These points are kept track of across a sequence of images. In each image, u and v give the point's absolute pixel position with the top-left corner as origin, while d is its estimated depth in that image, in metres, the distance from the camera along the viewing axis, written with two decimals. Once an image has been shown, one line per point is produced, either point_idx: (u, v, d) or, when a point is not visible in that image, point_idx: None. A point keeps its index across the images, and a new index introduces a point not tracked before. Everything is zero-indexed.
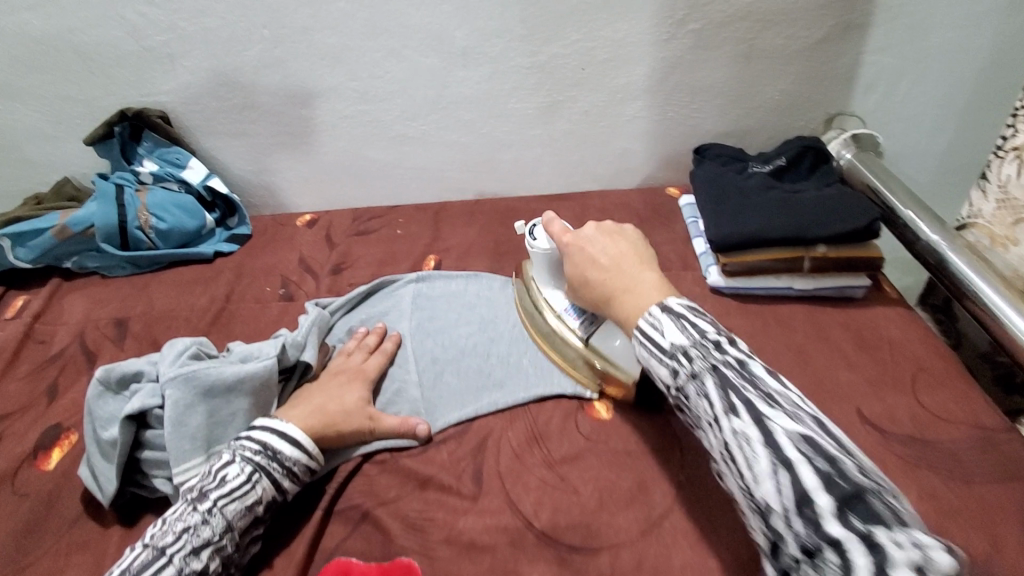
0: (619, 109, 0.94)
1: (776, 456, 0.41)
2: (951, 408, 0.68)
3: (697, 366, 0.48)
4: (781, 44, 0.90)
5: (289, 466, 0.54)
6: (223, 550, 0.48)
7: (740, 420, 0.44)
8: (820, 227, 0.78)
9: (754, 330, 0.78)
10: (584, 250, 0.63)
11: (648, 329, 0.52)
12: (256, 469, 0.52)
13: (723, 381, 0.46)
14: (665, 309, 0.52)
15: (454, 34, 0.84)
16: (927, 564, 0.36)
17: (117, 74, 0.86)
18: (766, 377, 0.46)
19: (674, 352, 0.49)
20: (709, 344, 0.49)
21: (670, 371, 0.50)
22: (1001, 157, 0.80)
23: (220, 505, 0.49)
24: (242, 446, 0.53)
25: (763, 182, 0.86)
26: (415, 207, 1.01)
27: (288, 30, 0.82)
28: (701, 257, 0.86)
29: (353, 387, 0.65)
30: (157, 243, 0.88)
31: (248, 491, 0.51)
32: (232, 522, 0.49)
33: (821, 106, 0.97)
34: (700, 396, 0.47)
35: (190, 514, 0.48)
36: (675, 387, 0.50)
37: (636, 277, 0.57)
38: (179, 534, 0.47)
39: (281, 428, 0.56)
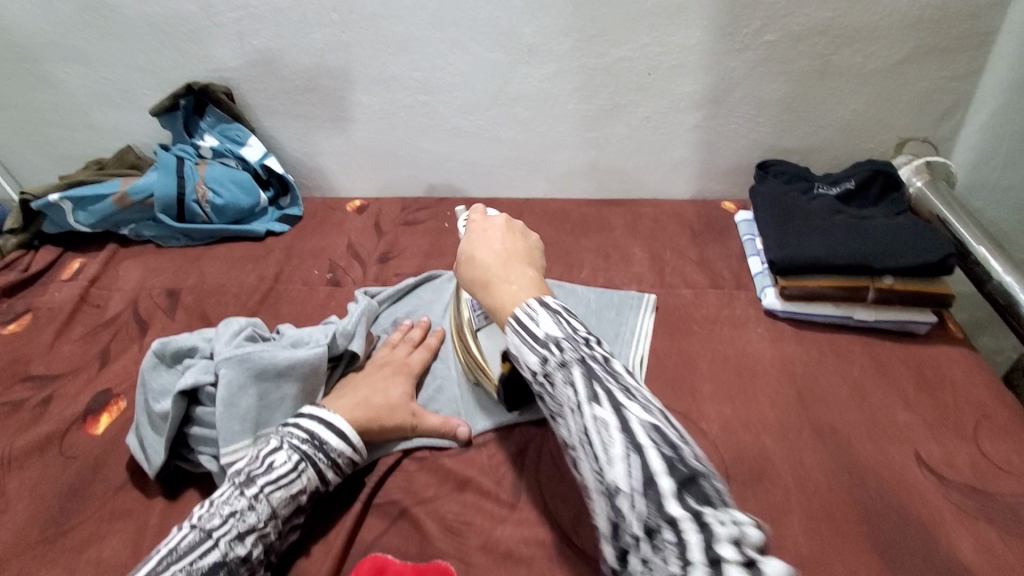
0: (681, 117, 0.92)
1: (631, 443, 0.40)
2: (1015, 461, 0.64)
3: (567, 356, 0.46)
4: (859, 63, 0.86)
5: (334, 458, 0.54)
6: (266, 537, 0.48)
7: (601, 409, 0.43)
8: (890, 259, 0.74)
9: (809, 359, 0.75)
10: (484, 235, 0.60)
11: (523, 318, 0.50)
12: (302, 458, 0.52)
13: (590, 373, 0.45)
14: (542, 304, 0.50)
15: (522, 31, 0.83)
16: (750, 546, 0.35)
17: (186, 47, 0.87)
18: (626, 371, 0.46)
19: (546, 340, 0.47)
20: (582, 340, 0.47)
21: (539, 359, 0.47)
22: None
23: (267, 491, 0.49)
24: (290, 434, 0.54)
25: (830, 205, 0.82)
26: (464, 201, 1.00)
27: (357, 16, 0.82)
28: (757, 277, 0.84)
29: (397, 381, 0.64)
30: (211, 217, 0.89)
31: (293, 480, 0.51)
32: (277, 510, 0.49)
33: (894, 130, 0.93)
34: (565, 384, 0.45)
35: (237, 499, 0.48)
36: (543, 375, 0.47)
37: (519, 271, 0.55)
38: (226, 518, 0.47)
39: (328, 419, 0.56)
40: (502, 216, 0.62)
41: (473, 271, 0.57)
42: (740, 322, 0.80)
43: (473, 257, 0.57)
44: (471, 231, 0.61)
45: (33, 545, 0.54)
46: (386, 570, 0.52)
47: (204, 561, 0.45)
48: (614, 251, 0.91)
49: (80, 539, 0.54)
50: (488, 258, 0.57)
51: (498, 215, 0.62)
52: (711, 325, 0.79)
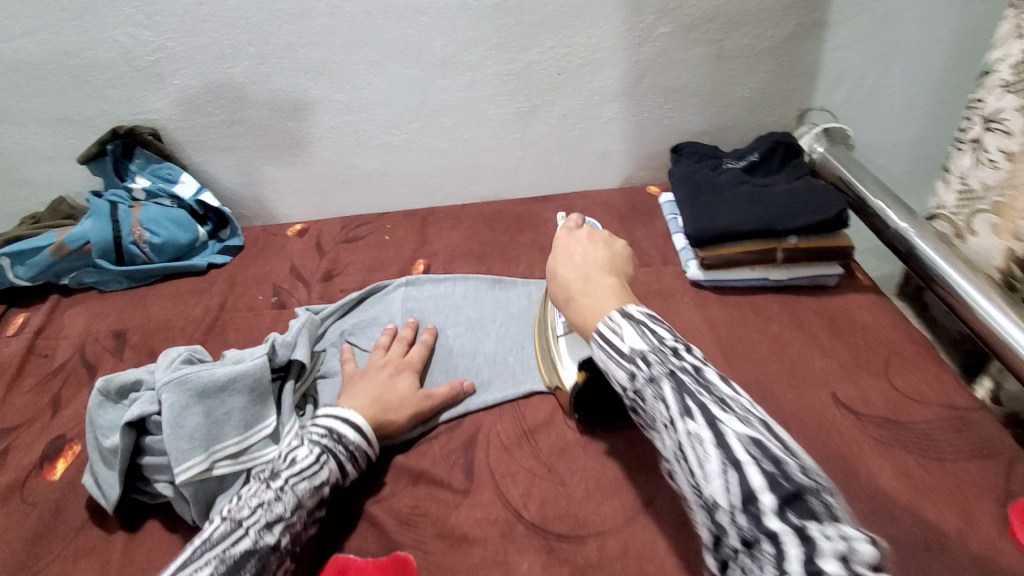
0: (596, 111, 0.97)
1: (727, 458, 0.39)
2: (922, 390, 0.70)
3: (654, 370, 0.46)
4: (750, 44, 0.93)
5: (353, 451, 0.59)
6: (293, 527, 0.52)
7: (692, 423, 0.42)
8: (791, 219, 0.80)
9: (732, 321, 0.81)
10: (568, 250, 0.61)
11: (608, 334, 0.49)
12: (324, 451, 0.57)
13: (680, 387, 0.44)
14: (626, 316, 0.49)
15: (433, 45, 0.87)
16: (858, 561, 0.35)
17: (108, 94, 0.88)
18: (718, 382, 0.44)
19: (633, 356, 0.47)
20: (667, 349, 0.47)
21: (627, 374, 0.47)
22: (960, 149, 0.76)
23: (291, 482, 0.53)
24: (309, 432, 0.58)
25: (737, 177, 0.88)
26: (403, 213, 1.04)
27: (273, 47, 0.85)
28: (680, 252, 0.89)
29: (404, 375, 0.68)
30: (151, 257, 0.90)
31: (316, 471, 0.55)
32: (302, 500, 0.53)
33: (792, 103, 1.00)
34: (654, 399, 0.45)
35: (264, 492, 0.53)
36: (633, 391, 0.47)
37: (599, 283, 0.55)
38: (254, 509, 0.51)
39: (344, 415, 0.60)
40: (582, 230, 0.64)
41: (559, 288, 0.58)
42: (669, 295, 0.85)
43: (556, 274, 0.58)
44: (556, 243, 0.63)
45: None
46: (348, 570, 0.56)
47: (235, 548, 0.49)
48: (549, 243, 0.95)
49: None
50: (571, 275, 0.57)
51: (582, 229, 0.63)
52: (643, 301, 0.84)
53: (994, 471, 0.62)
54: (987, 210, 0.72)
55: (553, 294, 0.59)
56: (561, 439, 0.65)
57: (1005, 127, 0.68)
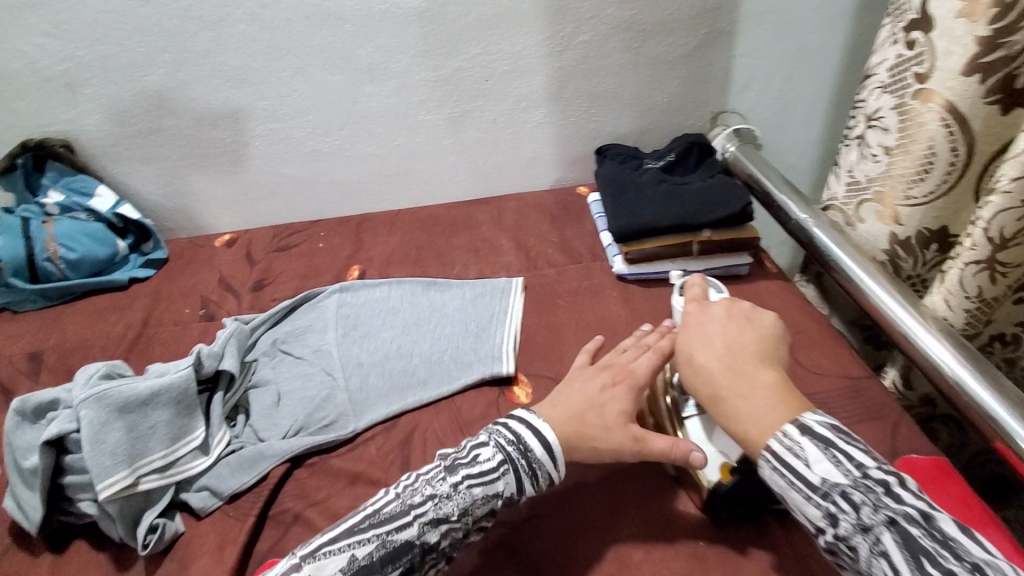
0: (523, 116, 1.01)
1: None
2: (822, 363, 0.78)
3: (868, 518, 0.44)
4: (663, 51, 0.99)
5: (534, 470, 0.54)
6: (455, 531, 0.51)
7: None
8: (705, 214, 0.86)
9: (655, 311, 0.85)
10: (704, 329, 0.58)
11: (784, 453, 0.47)
12: (505, 460, 0.54)
13: (908, 542, 0.42)
14: (806, 431, 0.47)
15: (359, 52, 0.88)
16: None
17: (11, 104, 0.84)
18: (959, 539, 0.42)
19: (828, 492, 0.45)
20: (873, 486, 0.45)
21: (823, 514, 0.45)
22: (847, 145, 0.81)
23: (467, 485, 0.52)
24: (500, 433, 0.56)
25: (657, 176, 0.94)
26: (337, 219, 1.04)
27: (192, 54, 0.84)
28: (607, 248, 0.94)
29: (619, 391, 0.60)
30: (67, 273, 0.87)
31: (494, 479, 0.53)
32: (467, 507, 0.52)
33: (705, 107, 1.07)
34: (873, 554, 0.43)
35: (440, 483, 0.52)
36: (834, 535, 0.45)
37: (755, 376, 0.52)
38: (427, 497, 0.52)
39: (537, 427, 0.56)
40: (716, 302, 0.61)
41: (698, 379, 0.55)
42: (598, 289, 0.89)
43: (696, 363, 0.55)
44: (690, 320, 0.61)
45: None
46: None
47: (400, 535, 0.50)
48: (483, 244, 0.98)
49: None
50: (713, 362, 0.55)
51: (715, 303, 0.61)
52: (574, 296, 0.88)
53: (880, 431, 0.69)
54: (872, 200, 0.77)
55: (693, 384, 0.56)
56: None
57: (883, 126, 0.72)
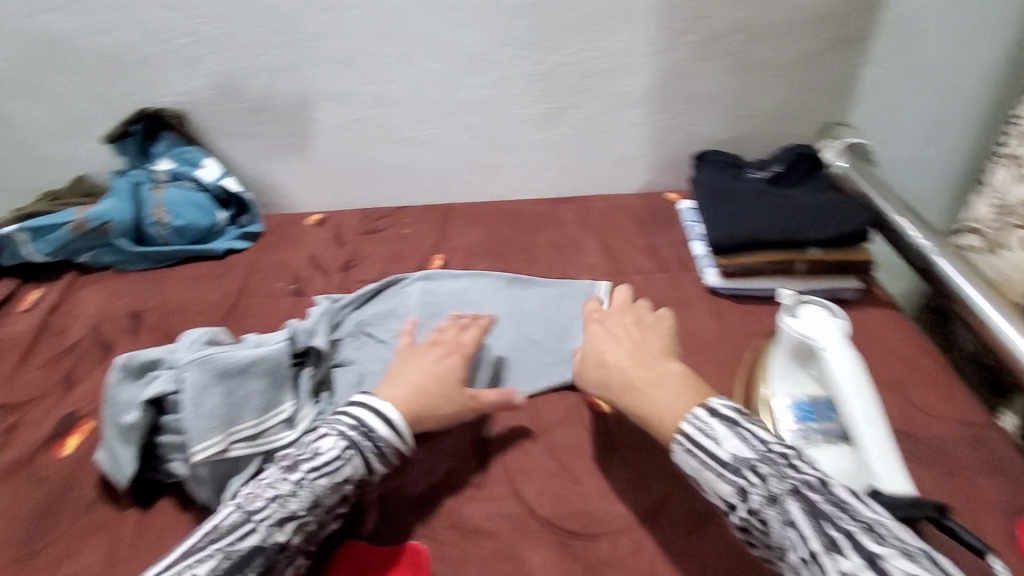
0: (620, 115, 0.98)
1: None
2: (936, 404, 0.70)
3: (774, 488, 0.47)
4: (776, 56, 0.93)
5: (381, 447, 0.55)
6: (306, 526, 0.51)
7: (847, 560, 0.42)
8: (814, 230, 0.80)
9: (750, 329, 0.79)
10: (598, 336, 0.65)
11: (695, 435, 0.52)
12: (349, 446, 0.54)
13: (813, 508, 0.45)
14: (713, 413, 0.52)
15: (464, 42, 0.87)
16: None
17: (135, 75, 0.89)
18: (853, 501, 0.46)
19: (738, 467, 0.49)
20: (777, 459, 0.49)
21: (734, 489, 0.49)
22: (995, 163, 0.76)
23: (310, 478, 0.52)
24: (339, 421, 0.56)
25: (761, 187, 0.89)
26: (423, 207, 1.04)
27: (305, 36, 0.85)
28: (699, 258, 0.89)
29: (450, 362, 0.63)
30: (171, 240, 0.91)
31: (337, 467, 0.53)
32: (317, 498, 0.51)
33: (814, 117, 1.01)
34: (780, 522, 0.46)
35: (282, 483, 0.52)
36: (745, 510, 0.48)
37: (666, 369, 0.58)
38: (269, 501, 0.50)
39: (378, 406, 0.57)
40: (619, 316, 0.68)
41: (603, 382, 0.61)
42: (688, 300, 0.84)
43: (606, 362, 0.61)
44: (588, 331, 0.67)
45: (7, 566, 0.55)
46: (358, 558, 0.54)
47: (244, 544, 0.48)
48: (568, 244, 0.95)
49: (54, 556, 0.56)
50: (622, 361, 0.61)
51: (593, 321, 0.68)
52: (661, 305, 0.83)
53: (1003, 487, 0.62)
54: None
55: (602, 383, 0.61)
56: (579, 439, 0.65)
57: None
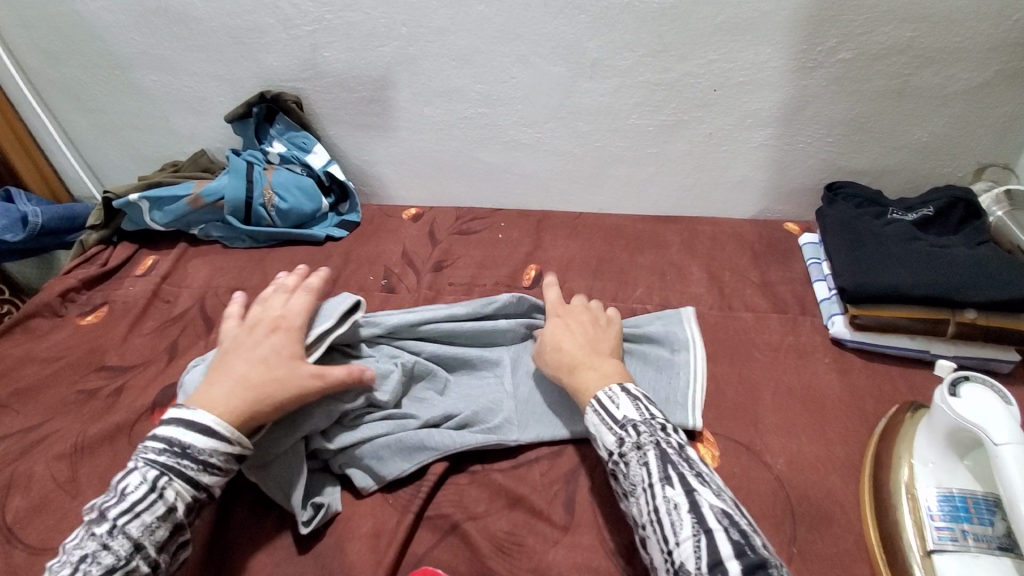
0: (745, 135, 0.89)
1: (701, 525, 0.45)
2: None
3: (642, 438, 0.51)
4: (942, 83, 0.81)
5: (206, 459, 0.50)
6: (135, 572, 0.45)
7: (672, 488, 0.47)
8: (972, 291, 0.69)
9: (881, 394, 0.69)
10: (569, 322, 0.66)
11: (604, 400, 0.55)
12: (162, 472, 0.48)
13: (663, 456, 0.50)
14: (625, 388, 0.56)
15: (587, 46, 0.82)
16: None
17: (261, 58, 0.91)
18: (699, 459, 0.50)
19: (626, 423, 0.53)
20: (658, 424, 0.53)
21: (616, 439, 0.52)
22: None
23: (119, 524, 0.46)
24: (145, 450, 0.50)
25: (907, 232, 0.78)
26: (518, 212, 1.00)
27: (425, 30, 0.84)
28: (823, 303, 0.80)
29: (276, 342, 0.58)
30: (275, 221, 0.93)
31: (153, 500, 0.47)
32: (139, 541, 0.46)
33: (976, 155, 0.87)
34: (637, 463, 0.50)
35: (87, 541, 0.46)
36: (618, 457, 0.51)
37: (601, 360, 0.60)
38: (75, 565, 0.44)
39: (190, 418, 0.51)
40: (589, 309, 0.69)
41: (558, 359, 0.62)
42: (807, 350, 0.75)
43: (561, 345, 0.63)
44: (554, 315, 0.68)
45: None
46: None
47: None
48: (671, 269, 0.88)
49: None
50: (576, 346, 0.62)
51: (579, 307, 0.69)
52: (775, 351, 0.75)
53: None
54: None
55: (551, 359, 0.62)
56: None
57: None
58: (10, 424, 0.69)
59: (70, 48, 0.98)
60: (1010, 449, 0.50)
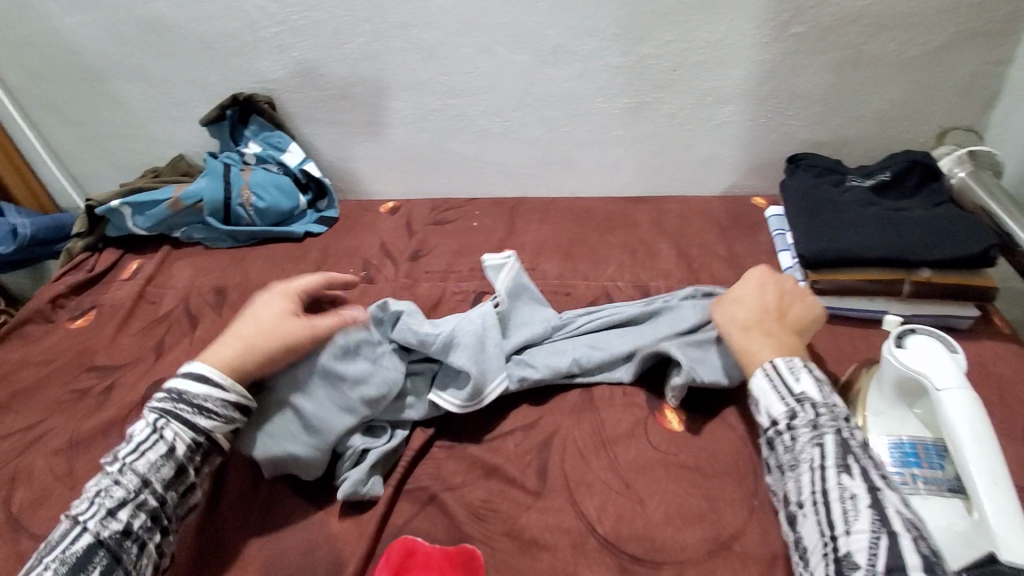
0: (707, 112, 0.91)
1: (882, 523, 0.44)
2: None
3: (821, 421, 0.50)
4: (894, 51, 0.84)
5: (200, 403, 0.54)
6: (144, 506, 0.50)
7: (851, 480, 0.47)
8: (925, 250, 0.72)
9: (842, 354, 0.72)
10: (743, 289, 0.63)
11: (783, 370, 0.54)
12: (162, 416, 0.54)
13: (843, 444, 0.49)
14: (808, 367, 0.54)
15: (546, 33, 0.85)
16: None
17: (232, 61, 0.93)
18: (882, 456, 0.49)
19: (802, 400, 0.52)
20: (837, 411, 0.51)
21: (786, 410, 0.52)
22: None
23: (128, 462, 0.51)
24: (151, 401, 0.55)
25: (863, 198, 0.80)
26: (492, 200, 1.03)
27: (389, 26, 0.86)
28: (787, 271, 0.82)
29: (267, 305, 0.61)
30: (255, 220, 0.95)
31: (154, 441, 0.52)
32: (145, 476, 0.51)
33: (933, 120, 0.89)
34: (809, 445, 0.50)
35: (103, 480, 0.51)
36: (785, 427, 0.52)
37: (780, 332, 0.59)
38: (92, 501, 0.50)
39: (189, 369, 0.56)
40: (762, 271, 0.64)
41: (740, 327, 0.60)
42: None
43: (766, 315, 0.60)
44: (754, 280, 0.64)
45: None
46: (416, 553, 0.55)
47: (77, 547, 0.47)
48: (641, 246, 0.91)
49: None
50: (761, 315, 0.60)
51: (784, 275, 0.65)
52: None
53: None
54: None
55: (738, 327, 0.60)
56: (643, 455, 0.61)
57: None
58: (9, 425, 0.71)
59: (47, 62, 1.00)
60: (951, 394, 0.52)
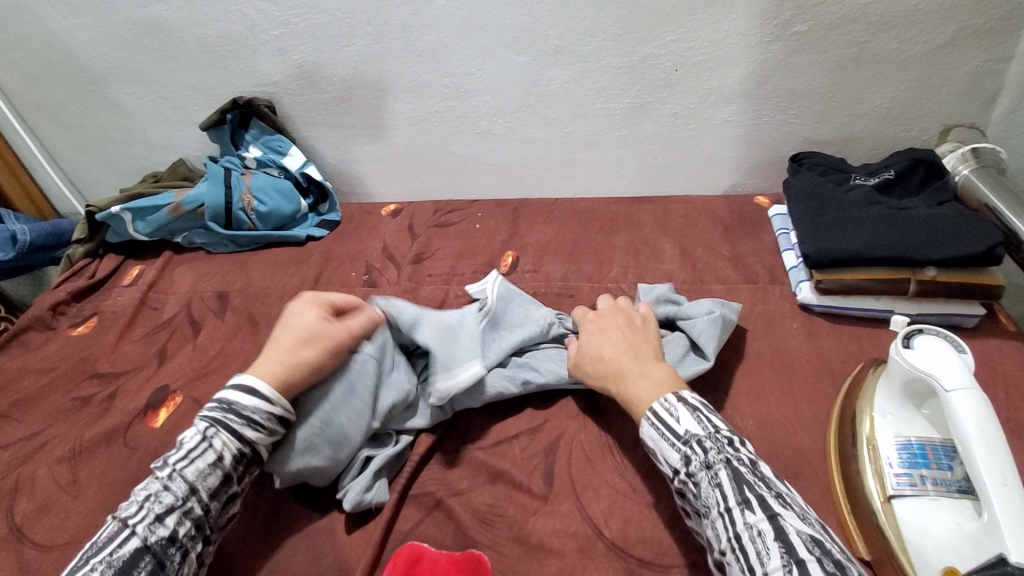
0: (710, 112, 0.91)
1: (789, 552, 0.42)
2: None
3: (710, 457, 0.49)
4: (897, 48, 0.83)
5: (249, 415, 0.54)
6: (190, 513, 0.50)
7: (752, 514, 0.45)
8: (930, 249, 0.71)
9: (848, 354, 0.72)
10: (601, 333, 0.64)
11: (661, 413, 0.52)
12: (213, 425, 0.53)
13: (736, 476, 0.47)
14: (681, 399, 0.53)
15: (548, 33, 0.84)
16: None
17: (232, 65, 0.93)
18: (774, 477, 0.48)
19: (689, 438, 0.50)
20: (722, 437, 0.50)
21: (681, 456, 0.50)
22: None
23: (178, 468, 0.51)
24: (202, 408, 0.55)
25: (868, 196, 0.80)
26: (495, 201, 1.02)
27: (389, 27, 0.85)
28: (791, 271, 0.82)
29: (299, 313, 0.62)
30: (257, 224, 0.95)
31: (205, 449, 0.52)
32: (193, 484, 0.51)
33: (937, 117, 0.89)
34: (710, 485, 0.48)
35: (153, 483, 0.51)
36: (685, 474, 0.49)
37: (652, 366, 0.58)
38: (142, 504, 0.49)
39: (239, 381, 0.56)
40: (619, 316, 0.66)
41: (609, 373, 0.59)
42: (775, 317, 0.78)
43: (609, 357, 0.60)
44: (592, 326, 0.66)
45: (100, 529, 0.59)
46: (422, 559, 0.54)
47: (123, 551, 0.47)
48: (644, 247, 0.90)
49: None
50: (616, 356, 0.60)
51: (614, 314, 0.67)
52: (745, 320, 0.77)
53: None
54: None
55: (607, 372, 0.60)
56: (650, 458, 0.61)
57: None
58: (11, 434, 0.71)
59: (45, 67, 1.00)
60: (961, 395, 0.51)
